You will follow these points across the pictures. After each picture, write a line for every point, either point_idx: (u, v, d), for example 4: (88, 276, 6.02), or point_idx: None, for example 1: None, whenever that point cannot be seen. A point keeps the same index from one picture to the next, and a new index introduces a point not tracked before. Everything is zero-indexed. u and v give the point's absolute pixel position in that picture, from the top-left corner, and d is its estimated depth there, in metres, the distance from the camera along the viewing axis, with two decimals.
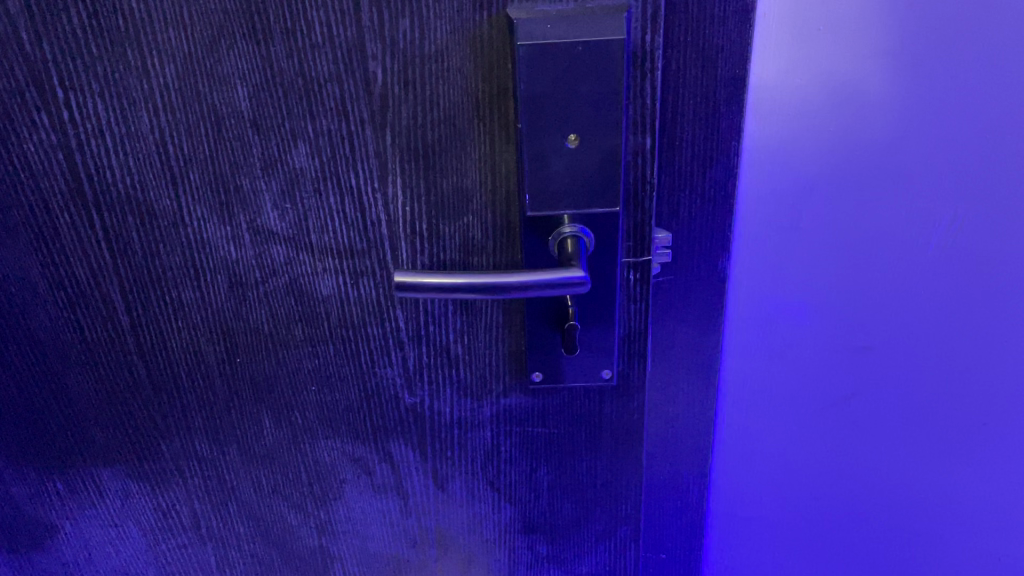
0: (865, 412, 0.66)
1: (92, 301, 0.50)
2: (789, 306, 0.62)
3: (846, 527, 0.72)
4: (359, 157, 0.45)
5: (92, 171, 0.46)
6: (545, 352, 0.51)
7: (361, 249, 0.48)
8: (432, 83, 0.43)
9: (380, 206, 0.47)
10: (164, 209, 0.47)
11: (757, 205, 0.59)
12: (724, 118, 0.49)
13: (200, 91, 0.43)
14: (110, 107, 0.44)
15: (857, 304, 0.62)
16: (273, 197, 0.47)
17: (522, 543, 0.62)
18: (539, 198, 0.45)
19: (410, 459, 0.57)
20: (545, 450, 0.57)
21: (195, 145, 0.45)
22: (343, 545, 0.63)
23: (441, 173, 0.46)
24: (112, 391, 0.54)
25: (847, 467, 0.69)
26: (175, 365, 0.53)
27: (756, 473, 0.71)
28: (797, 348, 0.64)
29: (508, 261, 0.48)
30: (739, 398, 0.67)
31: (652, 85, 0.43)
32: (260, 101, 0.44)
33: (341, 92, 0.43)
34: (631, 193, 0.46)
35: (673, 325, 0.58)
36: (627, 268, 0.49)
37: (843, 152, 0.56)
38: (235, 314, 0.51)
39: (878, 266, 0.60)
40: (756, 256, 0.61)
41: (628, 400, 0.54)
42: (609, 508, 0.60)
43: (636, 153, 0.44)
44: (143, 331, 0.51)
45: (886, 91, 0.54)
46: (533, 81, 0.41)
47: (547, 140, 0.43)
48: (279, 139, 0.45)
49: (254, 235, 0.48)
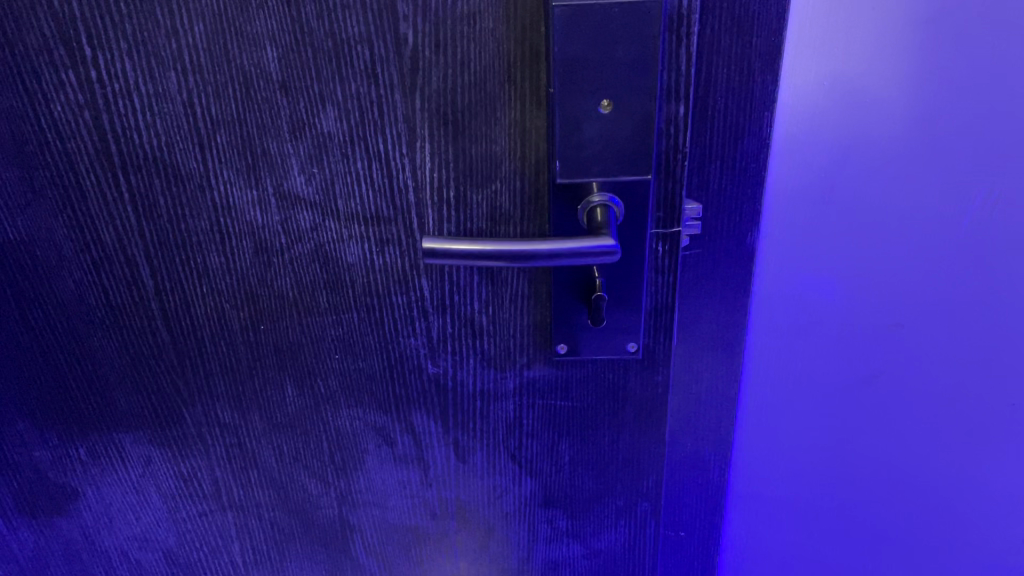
0: (890, 393, 0.66)
1: (117, 264, 0.50)
2: (815, 283, 0.62)
3: (865, 509, 0.72)
4: (388, 122, 0.45)
5: (119, 132, 0.46)
6: (570, 324, 0.51)
7: (388, 216, 0.48)
8: (464, 46, 0.42)
9: (408, 172, 0.46)
10: (191, 172, 0.47)
11: (789, 177, 0.58)
12: (757, 89, 0.48)
13: (229, 51, 0.43)
14: (138, 67, 0.43)
15: (886, 282, 0.61)
16: (301, 161, 0.46)
17: (542, 517, 0.62)
18: (569, 166, 0.44)
19: (431, 430, 0.57)
20: (567, 423, 0.56)
21: (222, 106, 0.45)
22: (363, 516, 0.63)
23: (471, 139, 0.45)
24: (135, 356, 0.54)
25: (869, 448, 0.69)
26: (199, 330, 0.53)
27: (777, 451, 0.70)
28: (823, 326, 0.63)
29: (536, 230, 0.48)
30: (762, 376, 0.67)
31: (687, 51, 0.42)
32: (290, 63, 0.43)
33: (371, 55, 0.43)
34: (663, 163, 0.45)
35: (699, 299, 0.57)
36: (656, 239, 0.49)
37: (876, 126, 0.55)
38: (260, 279, 0.50)
39: (910, 243, 0.59)
40: (785, 232, 0.60)
41: (652, 374, 0.54)
42: (630, 483, 0.59)
43: (670, 121, 0.44)
44: (168, 296, 0.51)
45: (923, 65, 0.53)
46: (567, 44, 0.41)
47: (579, 105, 0.42)
48: (308, 101, 0.44)
49: (280, 200, 0.48)
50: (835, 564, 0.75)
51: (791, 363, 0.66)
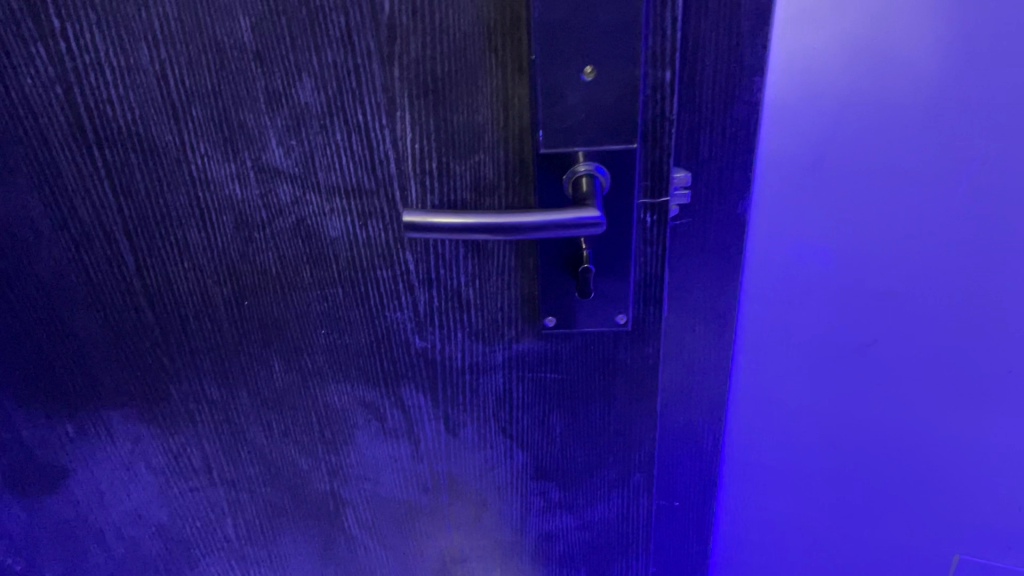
0: (885, 360, 0.65)
1: (95, 241, 0.49)
2: (808, 252, 0.61)
3: (861, 479, 0.72)
4: (366, 92, 0.44)
5: (92, 106, 0.45)
6: (557, 296, 0.50)
7: (369, 189, 0.47)
8: (441, 11, 0.41)
9: (389, 143, 0.46)
10: (167, 146, 0.46)
11: (780, 141, 0.57)
12: (747, 53, 0.47)
13: (201, 20, 0.42)
14: (108, 39, 0.42)
15: (879, 251, 0.60)
16: (278, 133, 0.45)
17: (534, 489, 0.61)
18: (553, 135, 0.44)
19: (421, 403, 0.57)
20: (558, 394, 0.56)
21: (196, 78, 0.43)
22: (355, 490, 0.62)
23: (452, 109, 0.44)
24: (119, 333, 0.54)
25: (865, 417, 0.68)
26: (182, 307, 0.52)
27: (771, 422, 0.70)
28: (817, 295, 0.63)
29: (521, 201, 0.47)
30: (756, 345, 0.67)
31: (673, 14, 0.41)
32: (264, 33, 0.42)
33: (347, 22, 0.42)
34: (650, 131, 0.44)
35: (691, 269, 0.56)
36: (644, 209, 0.48)
37: (867, 90, 0.54)
38: (241, 255, 0.50)
39: (903, 209, 0.58)
40: (775, 197, 0.60)
41: (643, 346, 0.54)
42: (622, 455, 0.59)
43: (655, 87, 0.43)
44: (149, 272, 0.50)
45: (915, 25, 0.51)
46: (547, 8, 0.40)
47: (562, 73, 0.42)
48: (283, 71, 0.43)
49: (259, 173, 0.46)
50: (831, 531, 0.75)
51: (784, 332, 0.65)
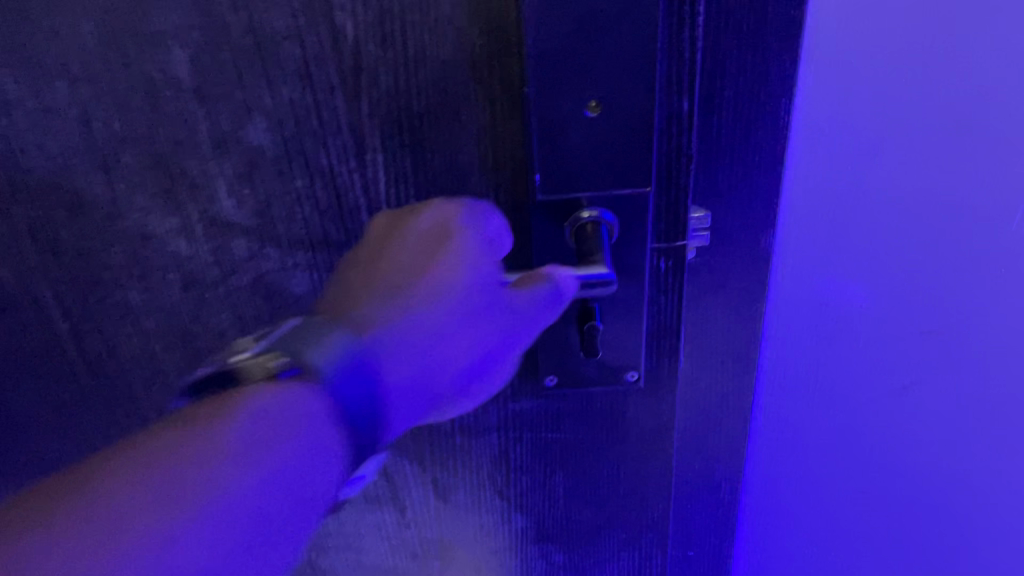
0: (920, 402, 0.56)
1: (23, 306, 0.43)
2: (841, 285, 0.50)
3: (895, 525, 0.64)
4: (331, 131, 0.37)
5: (6, 155, 0.38)
6: (561, 352, 0.45)
7: (339, 241, 0.40)
8: (417, 37, 0.35)
9: (358, 188, 0.39)
10: (98, 198, 0.39)
11: (815, 162, 0.45)
12: (774, 73, 0.40)
13: (128, 53, 0.35)
14: (20, 78, 0.36)
15: (924, 283, 0.50)
16: (227, 181, 0.38)
17: (536, 554, 0.55)
18: (554, 178, 0.37)
19: (406, 470, 0.52)
20: (561, 456, 0.50)
21: (126, 120, 0.37)
22: (336, 560, 0.56)
23: (432, 149, 0.38)
24: (59, 404, 0.47)
25: (900, 458, 0.59)
26: (128, 374, 0.45)
27: (794, 470, 0.61)
28: (849, 331, 0.52)
29: (516, 252, 0.41)
30: (780, 391, 0.56)
31: (692, 34, 0.35)
32: (204, 66, 0.35)
33: (303, 52, 0.35)
34: (664, 169, 0.38)
35: (709, 310, 0.49)
36: (659, 256, 0.41)
37: (914, 101, 0.43)
38: (193, 316, 0.43)
39: (954, 238, 0.48)
40: (803, 226, 0.47)
41: (657, 400, 0.47)
42: (634, 515, 0.53)
43: (671, 118, 0.36)
44: (88, 338, 0.44)
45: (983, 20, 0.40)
46: (542, 33, 0.33)
47: (562, 107, 0.35)
48: (230, 110, 0.36)
49: (208, 227, 0.40)
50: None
51: (807, 374, 0.55)
